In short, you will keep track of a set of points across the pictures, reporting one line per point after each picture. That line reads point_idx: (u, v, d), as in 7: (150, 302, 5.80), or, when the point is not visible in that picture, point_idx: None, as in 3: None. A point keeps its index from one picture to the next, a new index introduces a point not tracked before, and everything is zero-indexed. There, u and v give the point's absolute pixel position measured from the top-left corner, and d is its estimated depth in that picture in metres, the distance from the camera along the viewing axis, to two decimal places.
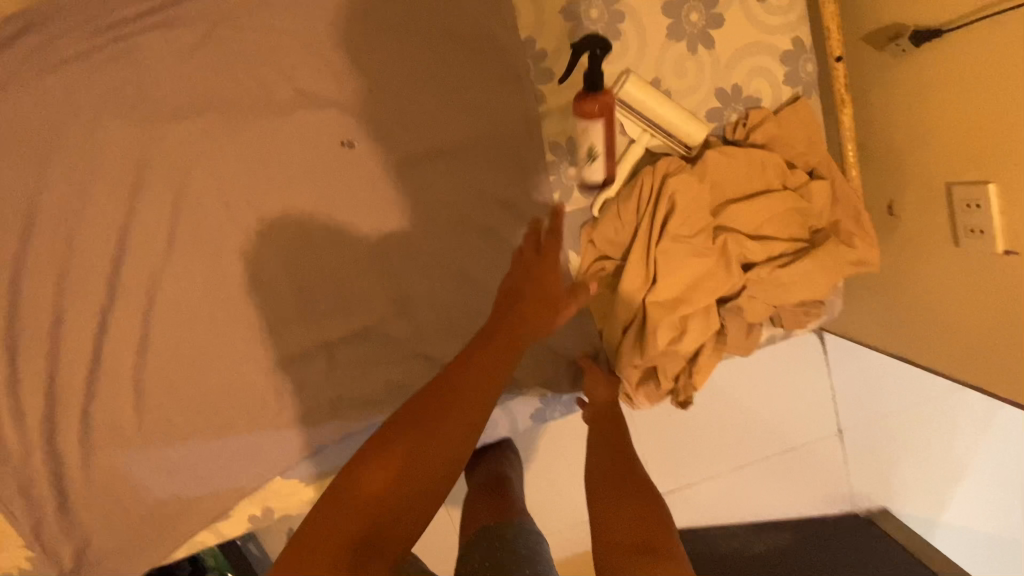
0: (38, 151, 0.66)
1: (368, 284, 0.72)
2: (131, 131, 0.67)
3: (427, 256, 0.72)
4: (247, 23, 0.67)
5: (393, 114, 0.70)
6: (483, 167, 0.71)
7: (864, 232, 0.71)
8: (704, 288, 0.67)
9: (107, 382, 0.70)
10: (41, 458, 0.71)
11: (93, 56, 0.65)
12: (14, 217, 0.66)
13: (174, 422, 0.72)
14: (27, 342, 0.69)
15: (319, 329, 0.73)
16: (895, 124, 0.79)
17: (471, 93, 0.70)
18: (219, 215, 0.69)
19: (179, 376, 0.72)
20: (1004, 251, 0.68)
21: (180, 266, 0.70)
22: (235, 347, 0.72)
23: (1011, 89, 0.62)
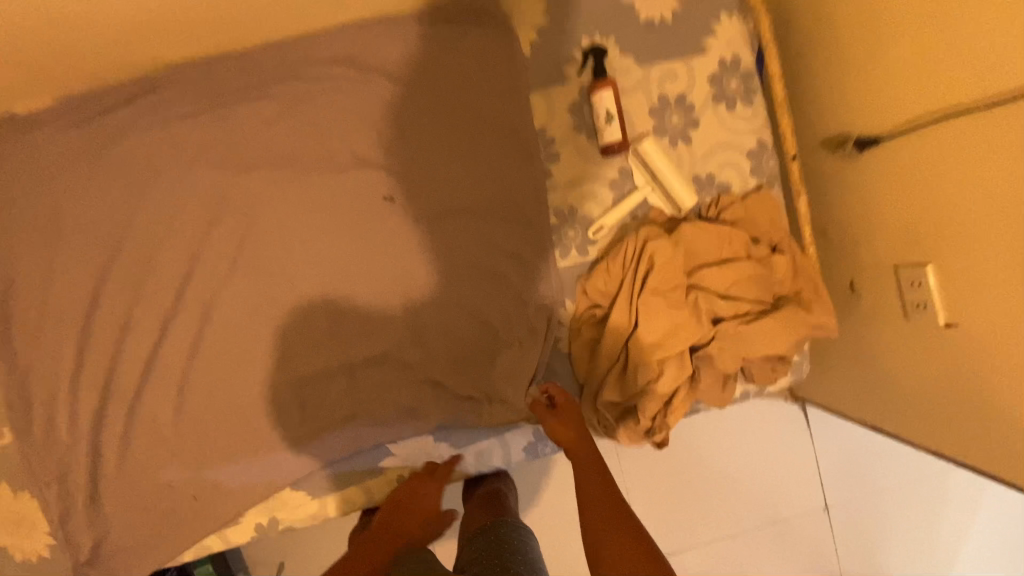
0: (138, 187, 0.81)
1: (392, 316, 0.84)
2: (214, 177, 0.82)
3: (444, 296, 0.84)
4: (318, 101, 0.84)
5: (425, 179, 0.85)
6: (497, 225, 0.84)
7: (820, 301, 0.83)
8: (679, 336, 0.79)
9: (155, 384, 0.81)
10: (85, 448, 0.80)
11: (195, 118, 0.82)
12: (109, 238, 0.81)
13: (205, 426, 0.81)
14: (95, 343, 0.80)
15: (344, 352, 0.83)
16: (849, 214, 0.92)
17: (491, 166, 0.85)
18: (274, 248, 0.83)
19: (217, 384, 0.82)
20: (947, 323, 0.79)
21: (234, 288, 0.82)
22: (270, 363, 0.83)
23: (933, 189, 0.76)
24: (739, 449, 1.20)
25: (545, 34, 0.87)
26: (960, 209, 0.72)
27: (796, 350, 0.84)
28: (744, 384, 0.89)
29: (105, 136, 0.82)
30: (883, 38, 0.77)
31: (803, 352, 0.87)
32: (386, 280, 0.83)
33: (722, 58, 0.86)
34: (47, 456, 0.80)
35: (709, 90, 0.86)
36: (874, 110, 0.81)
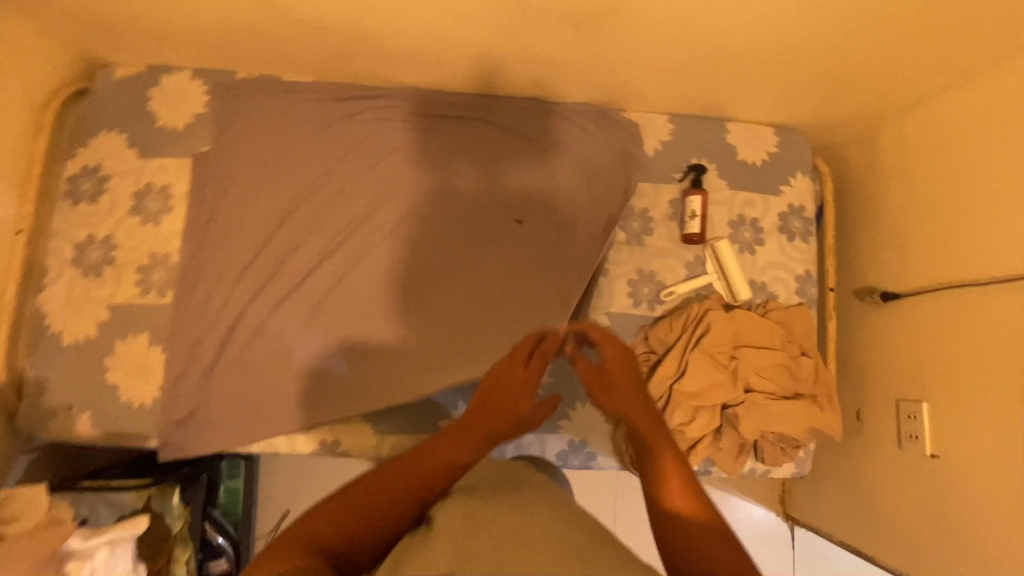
0: (339, 154, 1.06)
1: (470, 301, 1.01)
2: (396, 163, 1.07)
3: (514, 299, 1.01)
4: (490, 132, 1.09)
5: (524, 209, 1.05)
6: (572, 259, 1.04)
7: (831, 405, 1.01)
8: (716, 392, 0.96)
9: (294, 299, 1.00)
10: (223, 331, 0.98)
11: (396, 119, 1.08)
12: (304, 182, 1.04)
13: (318, 345, 0.99)
14: (264, 254, 1.01)
15: (445, 323, 1.01)
16: (866, 352, 1.12)
17: (578, 214, 1.05)
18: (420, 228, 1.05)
19: (340, 315, 1.00)
20: (933, 454, 0.95)
21: (380, 248, 1.03)
22: (385, 312, 1.01)
23: (937, 344, 0.96)
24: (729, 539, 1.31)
25: (665, 145, 1.13)
26: (958, 363, 0.91)
27: (803, 441, 1.01)
28: (754, 461, 1.03)
29: (328, 110, 1.07)
30: (919, 223, 1.02)
31: (808, 448, 1.03)
32: (492, 284, 1.01)
33: (792, 202, 1.12)
34: (192, 327, 0.98)
35: (778, 222, 1.11)
36: (903, 274, 1.05)
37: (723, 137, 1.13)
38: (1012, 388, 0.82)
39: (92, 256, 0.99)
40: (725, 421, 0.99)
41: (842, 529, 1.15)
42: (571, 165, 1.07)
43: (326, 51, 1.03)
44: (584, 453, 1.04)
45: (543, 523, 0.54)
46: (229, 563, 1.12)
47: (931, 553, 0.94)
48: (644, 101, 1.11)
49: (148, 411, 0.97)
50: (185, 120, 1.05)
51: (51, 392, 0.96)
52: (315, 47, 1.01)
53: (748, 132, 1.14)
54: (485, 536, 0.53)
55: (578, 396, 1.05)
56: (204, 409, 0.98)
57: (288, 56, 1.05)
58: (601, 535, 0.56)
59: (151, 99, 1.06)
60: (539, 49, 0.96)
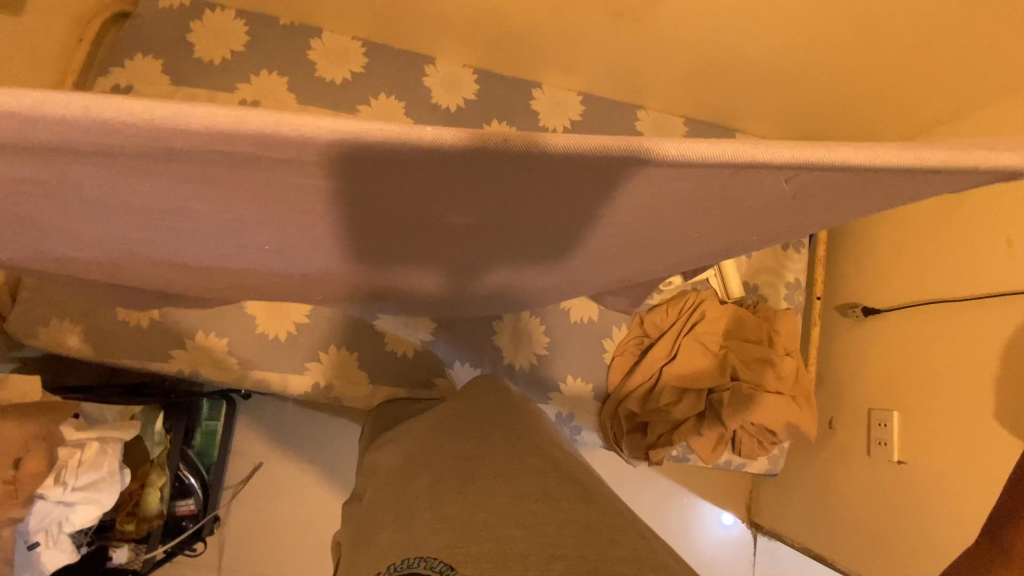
0: (383, 112, 1.09)
1: (427, 188, 0.49)
2: (437, 121, 1.12)
3: (413, 189, 0.49)
4: (515, 119, 1.15)
5: (413, 195, 0.50)
6: (482, 191, 0.49)
7: (809, 408, 1.07)
8: (702, 378, 1.02)
9: (198, 204, 0.52)
10: (204, 224, 0.57)
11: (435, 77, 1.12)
12: (115, 181, 0.48)
13: (218, 200, 0.50)
14: (147, 198, 0.52)
15: (458, 240, 0.63)
16: (842, 364, 1.20)
17: (491, 198, 0.51)
18: (235, 189, 0.48)
19: (223, 200, 0.50)
20: (899, 460, 1.03)
21: (212, 181, 0.47)
22: (292, 207, 0.52)
23: (907, 355, 1.05)
24: (696, 532, 1.36)
25: None
26: (929, 372, 1.00)
27: (782, 437, 1.07)
28: (731, 454, 1.08)
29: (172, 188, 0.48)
30: (900, 245, 1.11)
31: (782, 445, 1.10)
32: (356, 178, 0.47)
33: None
34: None
35: None
36: (885, 291, 1.13)
37: None
38: (987, 395, 0.89)
39: None
40: (710, 408, 1.04)
41: (807, 536, 1.21)
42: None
43: (371, 13, 1.07)
44: (571, 426, 1.06)
45: (450, 495, 0.61)
46: (196, 506, 1.08)
47: (890, 549, 1.01)
48: (663, 100, 1.19)
49: (145, 331, 0.96)
50: (223, 57, 1.06)
51: (42, 304, 0.94)
52: (368, 8, 1.05)
53: None
54: (458, 499, 0.60)
55: (570, 369, 1.07)
56: (184, 343, 0.97)
57: (332, 9, 1.07)
58: (456, 520, 0.56)
59: (192, 32, 1.07)
60: (580, 36, 1.05)
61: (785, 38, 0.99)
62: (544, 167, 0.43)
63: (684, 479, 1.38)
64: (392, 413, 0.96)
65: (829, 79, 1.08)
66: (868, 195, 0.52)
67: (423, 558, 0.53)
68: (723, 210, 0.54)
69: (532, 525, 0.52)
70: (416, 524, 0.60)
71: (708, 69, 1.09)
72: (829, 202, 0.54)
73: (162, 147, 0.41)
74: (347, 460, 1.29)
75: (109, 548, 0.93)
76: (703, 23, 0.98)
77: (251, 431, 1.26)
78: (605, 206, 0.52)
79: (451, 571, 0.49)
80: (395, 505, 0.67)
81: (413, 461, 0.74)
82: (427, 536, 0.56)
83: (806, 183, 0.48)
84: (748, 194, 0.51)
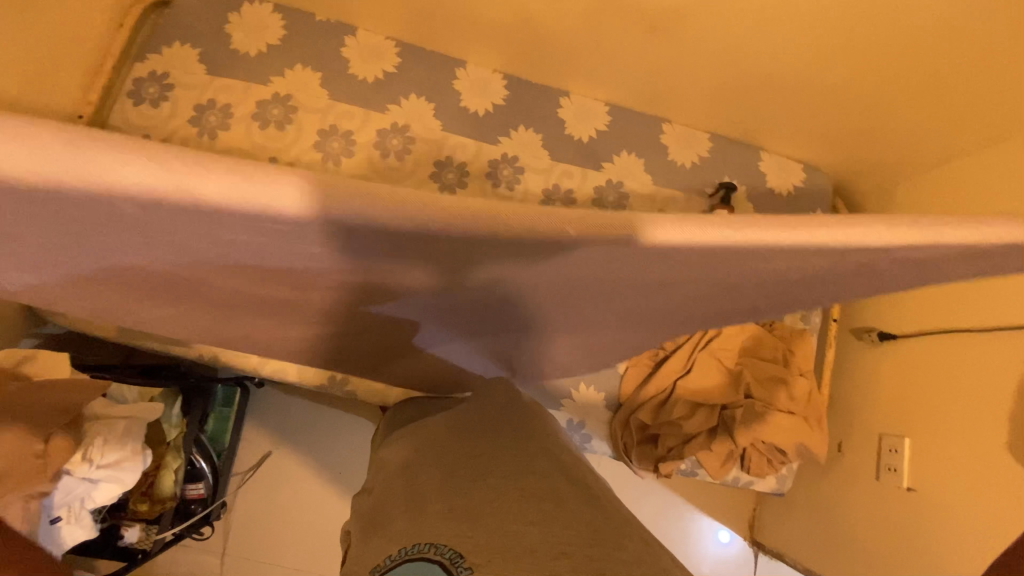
0: (412, 112, 1.11)
1: (447, 253, 0.51)
2: (465, 123, 1.13)
3: (431, 253, 0.50)
4: (542, 125, 1.16)
5: (433, 257, 0.52)
6: (499, 256, 0.52)
7: (821, 430, 1.06)
8: (716, 393, 1.03)
9: (217, 253, 0.51)
10: (217, 270, 0.56)
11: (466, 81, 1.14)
12: (127, 232, 0.47)
13: (235, 250, 0.50)
14: (161, 248, 0.51)
15: (468, 295, 0.65)
16: (855, 388, 1.21)
17: (508, 261, 0.53)
18: (252, 246, 0.48)
19: (240, 252, 0.50)
20: (909, 487, 1.02)
21: (234, 237, 0.46)
22: (307, 260, 0.52)
23: (920, 381, 1.05)
24: (698, 549, 1.36)
25: (703, 159, 1.21)
26: (942, 398, 1.00)
27: (791, 458, 1.07)
28: (739, 471, 1.08)
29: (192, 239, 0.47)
30: None
31: (790, 466, 1.10)
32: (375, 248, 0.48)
33: None
34: None
35: None
36: (902, 316, 1.13)
37: (756, 164, 1.24)
38: (997, 426, 0.89)
39: None
40: (722, 423, 1.04)
41: (810, 559, 1.20)
42: (606, 169, 1.16)
43: (407, 14, 1.08)
44: (581, 434, 1.05)
45: (464, 488, 0.62)
46: (205, 491, 1.09)
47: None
48: (690, 114, 1.19)
49: None
50: (259, 49, 1.08)
51: None
52: (405, 9, 1.07)
53: (778, 164, 1.25)
54: (468, 492, 0.61)
55: (584, 377, 1.06)
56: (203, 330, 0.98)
57: (369, 8, 1.08)
58: (465, 511, 0.58)
59: (229, 23, 1.08)
60: (613, 46, 1.07)
61: (815, 57, 1.02)
62: (569, 240, 0.45)
63: (688, 495, 1.38)
64: (402, 415, 0.94)
65: (856, 101, 1.09)
66: (870, 262, 0.54)
67: (434, 545, 0.54)
68: (733, 271, 0.57)
69: (541, 521, 0.53)
70: (426, 514, 0.60)
71: (736, 86, 1.11)
72: (828, 270, 0.56)
73: (190, 213, 0.40)
74: (355, 455, 1.30)
75: (121, 527, 0.95)
76: (734, 39, 1.01)
77: (263, 420, 1.27)
78: (620, 267, 0.54)
79: (461, 561, 0.50)
80: (403, 499, 0.67)
81: (423, 456, 0.74)
82: (437, 526, 0.57)
83: (802, 256, 0.52)
84: (748, 263, 0.54)
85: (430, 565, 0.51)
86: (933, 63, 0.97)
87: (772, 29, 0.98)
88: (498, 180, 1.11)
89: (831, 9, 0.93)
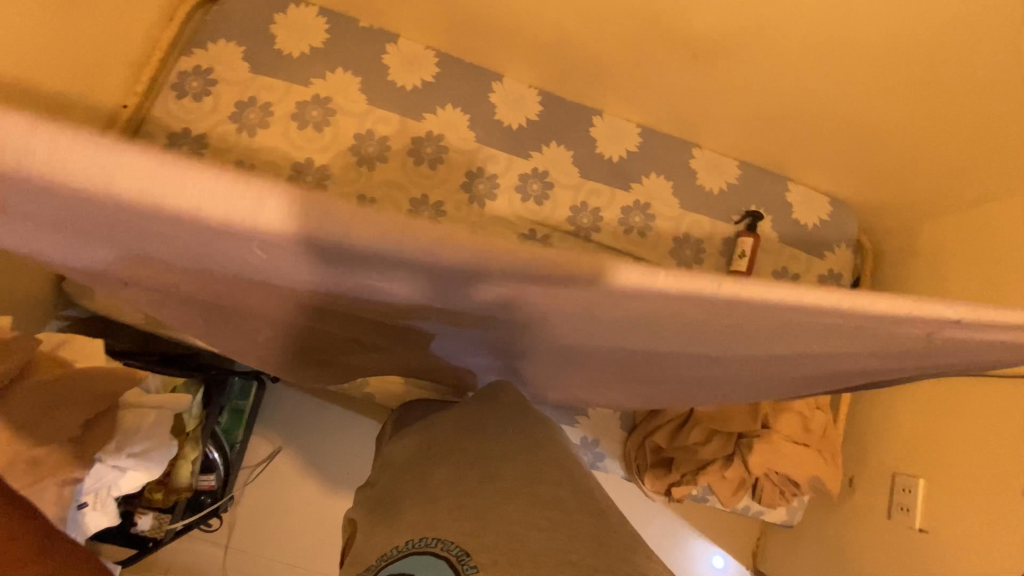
0: (448, 121, 1.12)
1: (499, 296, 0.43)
2: (499, 136, 1.14)
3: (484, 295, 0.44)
4: (574, 142, 1.17)
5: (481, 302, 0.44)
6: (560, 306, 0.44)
7: (835, 465, 1.06)
8: (737, 420, 1.00)
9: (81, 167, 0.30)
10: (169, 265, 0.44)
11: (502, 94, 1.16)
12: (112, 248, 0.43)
13: (180, 241, 0.38)
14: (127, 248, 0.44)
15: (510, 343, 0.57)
16: (870, 424, 1.21)
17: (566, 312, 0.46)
18: (206, 233, 0.35)
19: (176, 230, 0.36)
20: (920, 528, 1.01)
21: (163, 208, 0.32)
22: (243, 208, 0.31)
23: (936, 422, 1.05)
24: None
25: (731, 186, 1.22)
26: (958, 440, 1.00)
27: (804, 491, 1.06)
28: (750, 500, 1.08)
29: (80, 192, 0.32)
30: None
31: (802, 498, 1.09)
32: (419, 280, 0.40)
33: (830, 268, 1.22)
34: None
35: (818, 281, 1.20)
36: None
37: (783, 194, 1.24)
38: (1008, 471, 0.89)
39: (182, 148, 1.01)
40: (737, 452, 1.03)
41: None
42: (634, 190, 1.17)
43: (450, 25, 1.10)
44: (594, 452, 1.05)
45: (466, 480, 0.55)
46: (216, 483, 1.09)
47: None
48: (720, 141, 1.20)
49: None
50: (301, 51, 1.10)
51: None
52: (448, 20, 1.09)
53: (805, 195, 1.26)
54: (469, 482, 0.55)
55: None
56: None
57: (413, 18, 1.10)
58: (470, 509, 0.51)
59: (274, 24, 1.10)
60: (650, 70, 1.08)
61: (851, 94, 1.03)
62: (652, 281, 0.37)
63: (693, 520, 1.37)
64: (408, 415, 0.86)
65: (888, 139, 1.10)
66: (957, 334, 0.48)
67: (440, 540, 0.48)
68: (813, 337, 0.49)
69: (550, 526, 0.48)
70: (427, 505, 0.54)
71: (769, 116, 1.12)
72: (923, 339, 0.49)
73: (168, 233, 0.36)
74: (364, 457, 1.30)
75: (134, 514, 0.96)
76: (772, 71, 1.02)
77: (275, 415, 1.28)
78: (689, 327, 0.47)
79: (467, 559, 0.45)
80: (397, 489, 0.61)
81: (428, 446, 0.66)
82: (438, 519, 0.51)
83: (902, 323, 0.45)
84: (832, 331, 0.47)
85: (433, 560, 0.46)
86: (967, 106, 0.99)
87: (810, 63, 1.00)
88: (527, 194, 1.12)
89: (869, 49, 0.95)
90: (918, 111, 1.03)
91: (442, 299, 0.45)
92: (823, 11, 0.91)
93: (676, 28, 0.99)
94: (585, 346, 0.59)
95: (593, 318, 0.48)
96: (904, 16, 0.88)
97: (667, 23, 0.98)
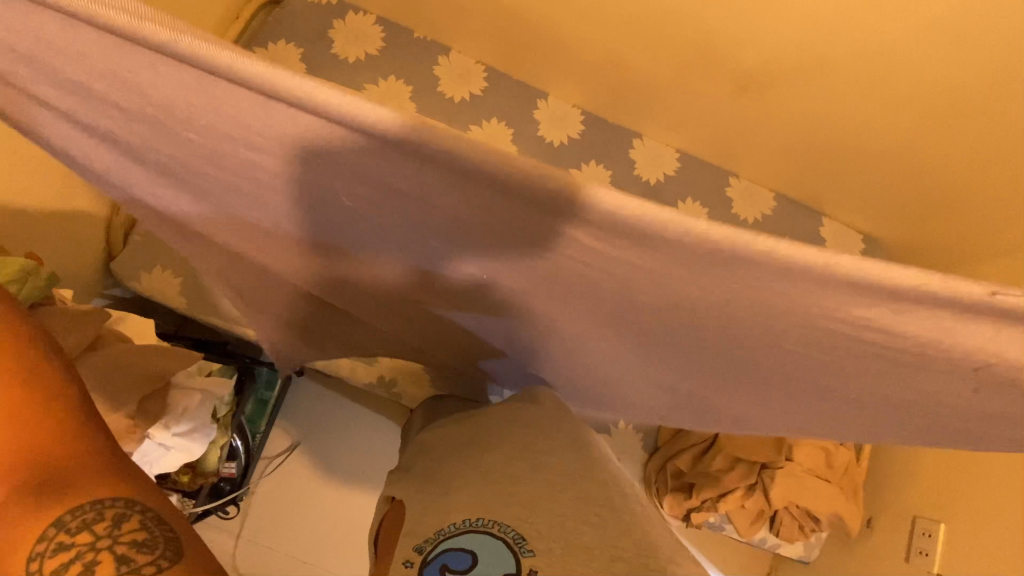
0: (492, 133, 1.15)
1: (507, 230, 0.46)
2: (541, 150, 1.17)
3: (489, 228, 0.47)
4: (613, 162, 1.19)
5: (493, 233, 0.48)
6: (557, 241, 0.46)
7: (855, 503, 1.05)
8: (760, 449, 1.01)
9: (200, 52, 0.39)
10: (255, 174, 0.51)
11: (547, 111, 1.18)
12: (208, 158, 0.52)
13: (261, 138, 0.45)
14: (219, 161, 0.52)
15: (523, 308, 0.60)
16: (892, 465, 1.20)
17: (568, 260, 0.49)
18: (287, 131, 0.44)
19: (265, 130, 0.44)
20: (939, 573, 1.00)
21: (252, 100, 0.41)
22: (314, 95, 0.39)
23: (960, 466, 1.04)
24: None
25: (765, 217, 1.23)
26: (981, 485, 0.99)
27: (821, 527, 1.06)
28: (768, 533, 1.06)
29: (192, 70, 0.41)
30: None
31: (819, 534, 1.08)
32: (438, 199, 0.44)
33: None
34: None
35: None
36: None
37: (816, 229, 1.25)
38: None
39: None
40: (759, 482, 1.03)
41: None
42: None
43: (502, 42, 1.14)
44: None
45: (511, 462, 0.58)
46: (237, 470, 1.11)
47: None
48: (757, 171, 1.22)
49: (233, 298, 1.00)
50: (357, 56, 1.14)
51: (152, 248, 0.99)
52: (502, 37, 1.13)
53: (838, 231, 1.26)
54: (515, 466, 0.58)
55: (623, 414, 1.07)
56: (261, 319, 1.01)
57: (468, 32, 1.15)
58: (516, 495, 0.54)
59: (333, 29, 1.14)
60: (694, 97, 1.11)
61: (892, 132, 1.05)
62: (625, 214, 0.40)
63: (703, 552, 1.35)
64: (441, 406, 0.88)
65: (925, 181, 1.12)
66: (983, 343, 0.45)
67: (497, 521, 0.53)
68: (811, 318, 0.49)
69: None
70: (475, 484, 0.57)
71: (808, 150, 1.14)
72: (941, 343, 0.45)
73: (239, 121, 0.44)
74: (380, 459, 1.30)
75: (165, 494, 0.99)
76: (816, 104, 1.05)
77: (297, 408, 1.30)
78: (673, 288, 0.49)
79: (524, 542, 0.50)
80: (432, 476, 0.63)
81: (470, 430, 0.67)
82: (490, 504, 0.54)
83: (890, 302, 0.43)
84: (822, 308, 0.46)
85: (493, 540, 0.51)
86: (1005, 151, 1.01)
87: (853, 99, 1.02)
88: None
89: (911, 90, 0.98)
90: (957, 153, 1.05)
91: (466, 223, 0.47)
92: (874, 49, 0.94)
93: (724, 58, 1.02)
94: (608, 328, 0.61)
95: (623, 286, 0.51)
96: (955, 56, 0.92)
97: (716, 53, 1.02)
